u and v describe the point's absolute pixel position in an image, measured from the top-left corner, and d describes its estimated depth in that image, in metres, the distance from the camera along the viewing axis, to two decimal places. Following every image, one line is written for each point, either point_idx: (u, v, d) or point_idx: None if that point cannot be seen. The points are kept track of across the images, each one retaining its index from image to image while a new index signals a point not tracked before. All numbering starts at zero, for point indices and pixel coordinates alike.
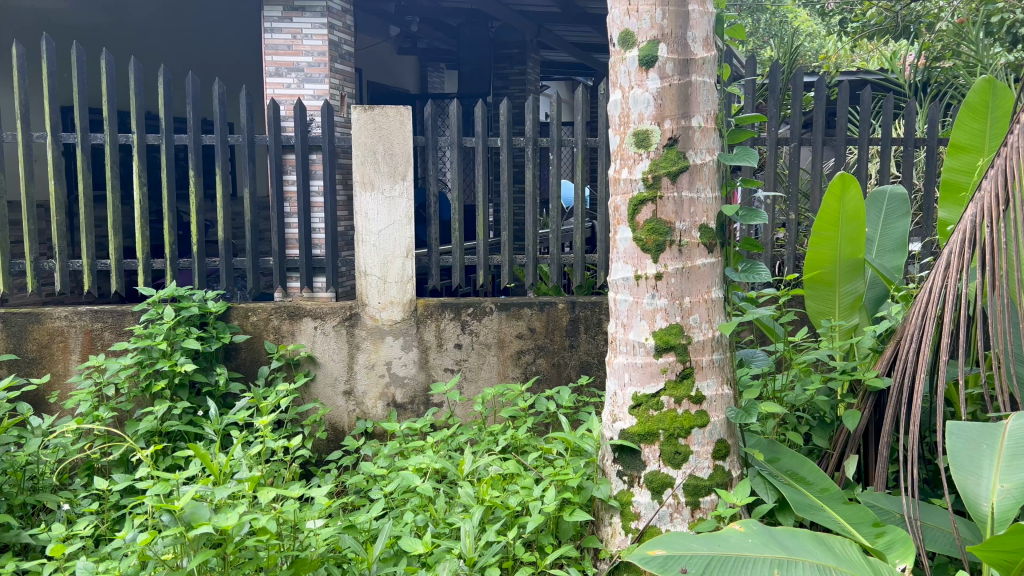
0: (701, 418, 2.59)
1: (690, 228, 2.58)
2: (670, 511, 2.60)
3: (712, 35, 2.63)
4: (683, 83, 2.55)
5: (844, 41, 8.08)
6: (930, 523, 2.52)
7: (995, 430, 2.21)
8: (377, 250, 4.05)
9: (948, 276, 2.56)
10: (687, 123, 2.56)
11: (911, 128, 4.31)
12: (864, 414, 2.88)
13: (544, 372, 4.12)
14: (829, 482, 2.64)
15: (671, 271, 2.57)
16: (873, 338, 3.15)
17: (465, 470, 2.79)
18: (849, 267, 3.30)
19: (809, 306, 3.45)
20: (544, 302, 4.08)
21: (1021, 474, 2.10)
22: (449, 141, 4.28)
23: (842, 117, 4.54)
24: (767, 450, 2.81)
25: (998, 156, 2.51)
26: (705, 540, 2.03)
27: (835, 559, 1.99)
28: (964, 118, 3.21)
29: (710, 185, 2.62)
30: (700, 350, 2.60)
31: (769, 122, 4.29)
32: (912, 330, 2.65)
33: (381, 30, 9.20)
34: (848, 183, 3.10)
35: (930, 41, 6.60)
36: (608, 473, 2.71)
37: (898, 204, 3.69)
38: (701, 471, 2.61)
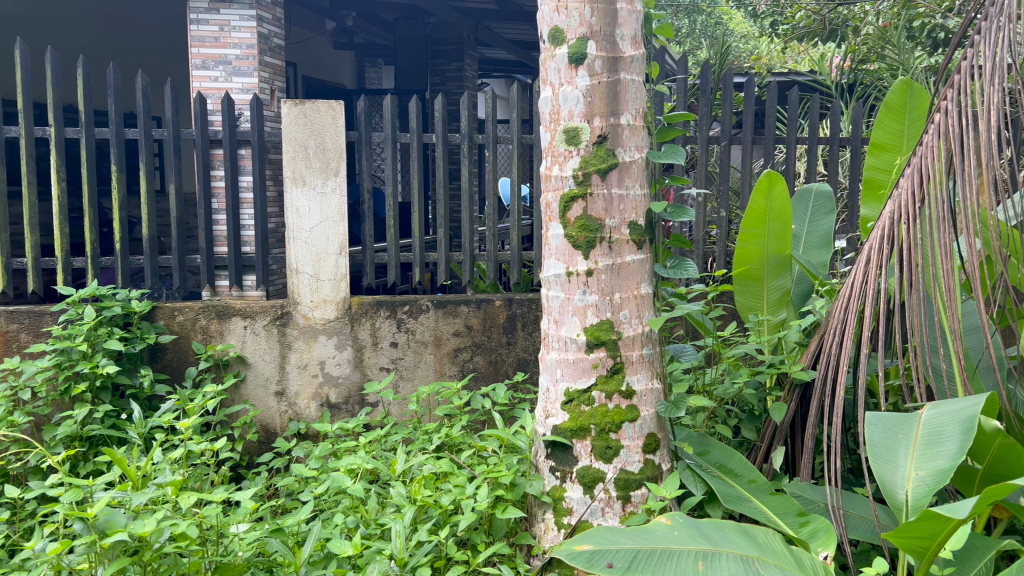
0: (632, 413, 2.62)
1: (620, 226, 2.59)
2: (601, 506, 2.62)
3: (640, 33, 2.65)
4: (612, 80, 2.57)
5: (775, 43, 8.27)
6: (853, 511, 2.59)
7: (910, 420, 2.28)
8: (309, 248, 3.99)
9: (868, 272, 2.63)
10: (617, 121, 2.58)
11: (836, 127, 4.42)
12: (790, 406, 2.95)
13: (481, 369, 4.11)
14: (757, 474, 2.69)
15: (602, 267, 2.58)
16: (799, 332, 3.24)
17: (397, 469, 2.77)
18: (776, 263, 3.37)
19: (738, 302, 3.51)
20: (480, 299, 4.06)
21: (934, 462, 2.16)
22: (384, 138, 4.22)
23: (770, 116, 4.63)
24: (698, 443, 2.87)
25: (913, 157, 2.61)
26: (630, 533, 2.03)
27: (758, 550, 2.02)
28: (884, 118, 3.31)
29: (639, 183, 2.64)
30: (631, 345, 2.62)
31: (700, 121, 4.34)
32: (835, 324, 2.71)
33: (317, 24, 9.05)
34: (775, 180, 3.16)
35: (856, 44, 6.81)
36: (541, 469, 2.70)
37: (824, 202, 3.78)
38: (632, 465, 2.63)
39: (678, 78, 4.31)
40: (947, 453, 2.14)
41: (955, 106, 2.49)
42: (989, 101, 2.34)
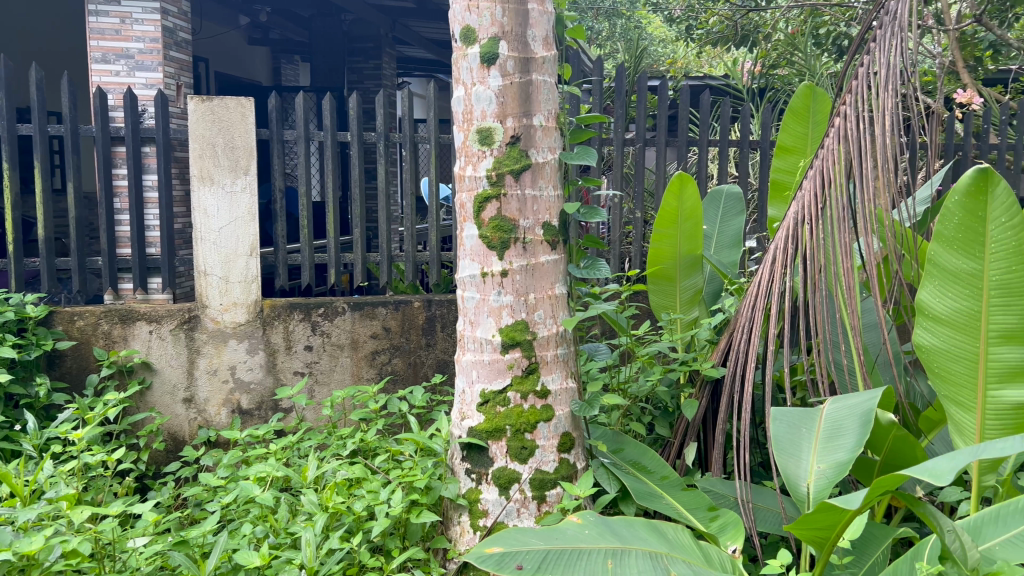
0: (547, 412, 2.62)
1: (534, 226, 2.59)
2: (516, 506, 2.61)
3: (551, 34, 2.66)
4: (524, 81, 2.56)
5: (690, 48, 8.42)
6: (761, 504, 2.66)
7: (813, 414, 2.35)
8: (218, 249, 3.86)
9: (774, 271, 2.72)
10: (529, 121, 2.57)
11: (747, 130, 4.53)
12: (702, 403, 3.01)
13: (400, 372, 4.03)
14: (669, 470, 2.73)
15: (516, 268, 2.57)
16: (710, 330, 3.32)
17: (309, 476, 2.71)
18: (688, 262, 3.44)
19: (652, 301, 3.57)
20: (398, 301, 3.98)
21: (835, 454, 2.22)
22: (296, 136, 4.11)
23: (683, 119, 4.72)
24: (611, 441, 2.90)
25: (815, 160, 2.71)
26: (540, 534, 2.02)
27: (668, 545, 2.05)
28: (789, 122, 3.41)
29: (552, 184, 2.65)
30: (546, 345, 2.62)
31: (616, 123, 4.39)
32: (743, 322, 2.79)
33: (229, 19, 8.79)
34: (686, 181, 3.22)
35: (766, 49, 6.99)
36: (457, 471, 2.68)
37: (734, 204, 3.89)
38: (547, 464, 2.63)
39: (594, 82, 4.35)
40: (845, 445, 2.20)
41: (853, 112, 2.60)
42: (883, 107, 2.45)
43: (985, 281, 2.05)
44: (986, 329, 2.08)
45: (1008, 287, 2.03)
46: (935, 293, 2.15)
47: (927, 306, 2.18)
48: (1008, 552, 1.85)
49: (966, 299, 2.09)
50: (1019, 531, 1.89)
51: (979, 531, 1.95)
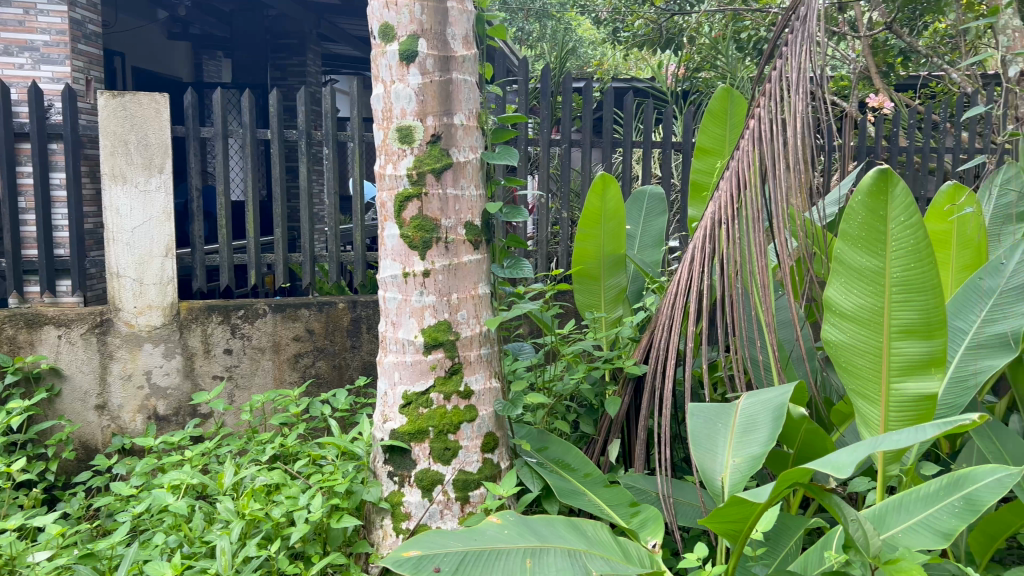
0: (470, 413, 2.60)
1: (456, 226, 2.57)
2: (439, 508, 2.58)
3: (471, 33, 2.64)
4: (444, 80, 2.54)
5: (617, 50, 8.52)
6: (681, 499, 2.70)
7: (729, 409, 2.41)
8: (131, 250, 3.73)
9: (692, 269, 2.77)
10: (450, 120, 2.55)
11: (669, 132, 4.61)
12: (625, 400, 3.04)
13: (324, 375, 3.96)
14: (592, 467, 2.72)
15: (439, 268, 2.55)
16: (632, 328, 3.36)
17: (225, 483, 2.64)
18: (612, 261, 3.49)
19: (577, 300, 3.58)
20: (322, 302, 3.91)
21: (749, 448, 2.28)
22: (214, 134, 3.99)
23: (608, 120, 4.77)
24: (536, 440, 2.87)
25: (731, 161, 2.77)
26: (460, 535, 2.01)
27: (587, 543, 2.06)
28: (708, 124, 3.49)
29: (474, 183, 2.63)
30: (468, 346, 2.60)
31: (542, 124, 4.39)
32: (663, 319, 2.83)
33: (147, 12, 8.50)
34: (609, 181, 3.28)
35: (690, 53, 7.13)
36: (378, 474, 2.64)
37: (656, 203, 3.97)
38: (470, 465, 2.61)
39: (519, 83, 4.34)
40: (759, 439, 2.26)
41: (766, 114, 2.67)
42: (794, 110, 2.53)
43: (887, 278, 2.13)
44: (888, 324, 2.16)
45: (909, 284, 2.11)
46: (841, 290, 2.22)
47: (834, 303, 2.25)
48: (910, 539, 1.93)
49: (869, 296, 2.17)
50: (921, 517, 1.97)
51: (884, 519, 2.02)
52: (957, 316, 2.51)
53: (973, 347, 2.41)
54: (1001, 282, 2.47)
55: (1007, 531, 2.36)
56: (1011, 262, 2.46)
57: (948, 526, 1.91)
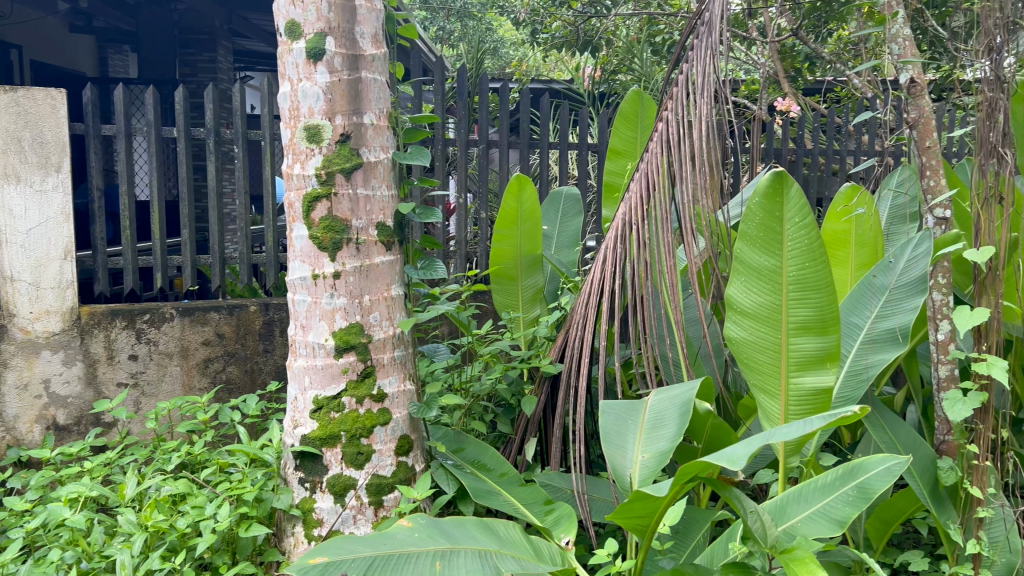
0: (383, 415, 2.57)
1: (367, 226, 2.52)
2: (352, 513, 2.54)
3: (380, 32, 2.61)
4: (352, 78, 2.50)
5: (536, 52, 8.57)
6: (596, 495, 2.72)
7: (639, 406, 2.46)
8: (26, 253, 3.55)
9: (605, 269, 2.82)
10: (359, 119, 2.51)
11: (585, 133, 4.66)
12: (540, 399, 3.06)
13: (235, 380, 3.86)
14: (508, 467, 2.70)
15: (349, 270, 2.50)
16: (548, 328, 3.38)
17: (127, 494, 2.54)
18: (528, 262, 3.51)
19: (496, 301, 3.57)
20: (233, 306, 3.81)
21: (658, 443, 2.32)
22: (115, 131, 3.83)
23: (525, 121, 4.79)
24: (452, 442, 2.85)
25: (641, 163, 2.83)
26: (369, 540, 1.98)
27: (498, 543, 2.07)
28: (620, 126, 3.55)
29: (386, 183, 2.60)
30: (381, 348, 2.57)
31: (459, 124, 4.37)
32: (578, 318, 2.87)
33: (46, 3, 8.10)
34: (524, 182, 3.30)
35: (607, 55, 7.22)
36: (290, 481, 2.58)
37: (572, 204, 4.03)
38: (384, 469, 2.58)
39: (435, 83, 4.31)
40: (667, 435, 2.31)
41: (674, 117, 2.73)
42: (700, 114, 2.60)
43: (783, 276, 2.21)
44: (786, 321, 2.24)
45: (804, 281, 2.19)
46: (741, 288, 2.28)
47: (735, 301, 2.32)
48: (808, 528, 2.00)
49: (767, 293, 2.24)
50: (819, 507, 2.04)
51: (784, 510, 2.09)
52: (852, 312, 2.63)
53: (867, 342, 2.53)
54: (891, 280, 2.61)
55: (901, 516, 2.48)
56: (901, 261, 2.60)
57: (842, 514, 1.98)
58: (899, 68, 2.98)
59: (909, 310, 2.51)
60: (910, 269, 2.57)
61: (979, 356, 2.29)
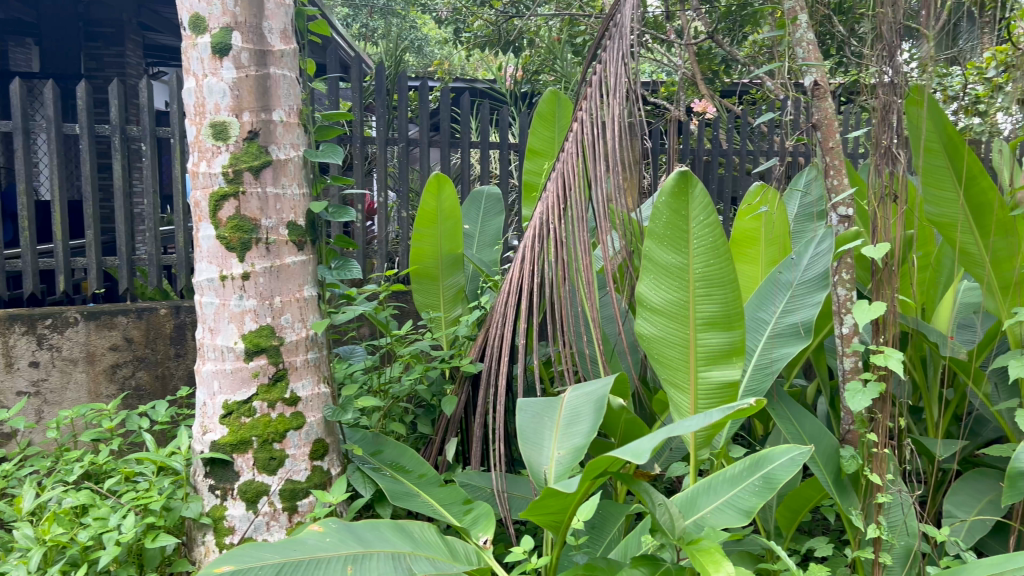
0: (297, 420, 2.52)
1: (278, 226, 2.47)
2: (265, 520, 2.47)
3: (290, 28, 2.56)
4: (261, 75, 2.44)
5: (459, 50, 8.57)
6: (515, 493, 2.73)
7: (556, 403, 2.47)
8: None
9: (524, 268, 2.83)
10: (268, 116, 2.45)
11: (505, 133, 4.68)
12: (460, 400, 3.05)
13: (146, 386, 3.73)
14: (427, 468, 2.67)
15: (259, 271, 2.44)
16: (468, 327, 3.38)
17: (23, 508, 2.42)
18: (449, 261, 3.49)
19: (416, 301, 3.53)
20: (142, 309, 3.69)
21: (574, 439, 2.34)
22: (11, 127, 3.64)
23: (446, 120, 4.78)
24: (370, 444, 2.80)
25: (557, 163, 2.85)
26: (277, 547, 1.93)
27: (413, 545, 2.05)
28: (538, 126, 3.58)
29: (297, 182, 2.55)
30: (294, 351, 2.52)
31: (378, 122, 4.32)
32: (497, 318, 2.87)
33: None
34: (444, 181, 3.26)
35: (529, 55, 7.27)
36: (199, 489, 2.51)
37: (493, 204, 4.04)
38: (298, 474, 2.53)
39: (353, 81, 4.24)
40: (582, 431, 2.32)
41: (588, 117, 2.77)
42: (612, 114, 2.64)
43: (690, 273, 2.26)
44: (693, 317, 2.29)
45: (710, 278, 2.25)
46: (651, 286, 2.33)
47: (645, 299, 2.36)
48: (716, 519, 2.05)
49: (676, 290, 2.29)
50: (727, 498, 2.08)
51: (694, 503, 2.13)
52: (758, 308, 2.72)
53: (773, 336, 2.61)
54: (796, 276, 2.69)
55: (808, 504, 2.56)
56: (805, 257, 2.70)
57: (749, 503, 2.03)
58: (803, 71, 3.08)
59: (812, 305, 2.59)
60: (813, 266, 2.66)
61: (877, 348, 2.38)
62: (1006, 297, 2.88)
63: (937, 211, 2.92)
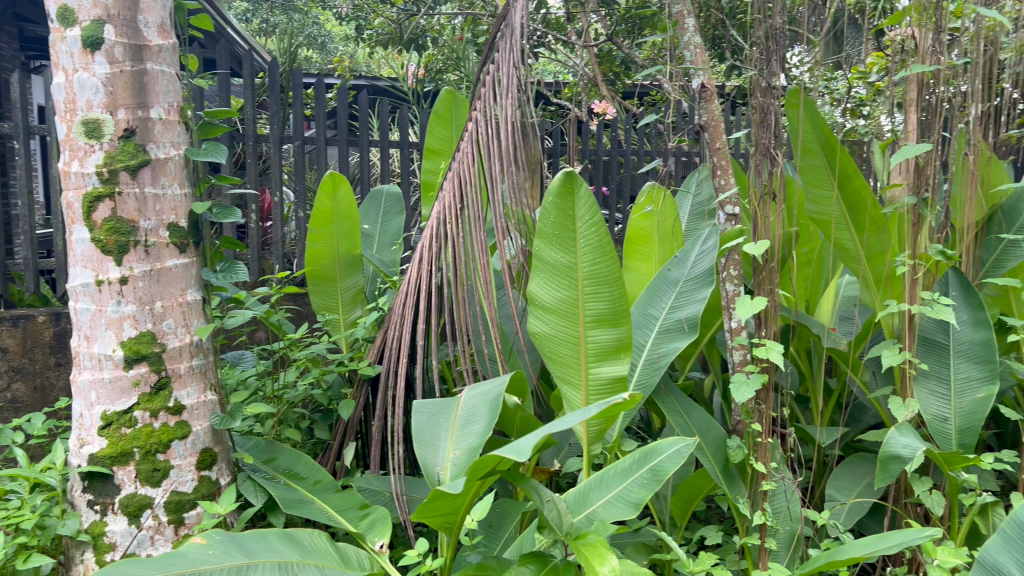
0: (181, 429, 2.43)
1: (157, 228, 2.37)
2: (149, 535, 2.36)
3: (168, 22, 2.45)
4: (137, 70, 2.33)
5: (360, 48, 8.45)
6: (414, 495, 2.71)
7: (452, 404, 2.47)
8: None
9: (421, 269, 2.80)
10: (145, 114, 2.35)
11: (405, 132, 4.64)
12: (358, 403, 2.99)
13: (22, 398, 3.52)
14: (322, 474, 2.62)
15: (138, 274, 2.34)
16: (365, 329, 3.33)
17: None
18: (347, 262, 3.43)
19: (313, 303, 3.44)
20: (17, 316, 3.48)
21: (469, 440, 2.33)
22: None
23: (344, 118, 4.71)
24: (262, 451, 2.69)
25: (453, 162, 2.83)
26: (155, 562, 1.85)
27: (302, 554, 2.02)
28: (435, 125, 3.56)
29: (178, 182, 2.45)
30: (177, 357, 2.43)
31: (273, 120, 4.20)
32: (395, 319, 2.84)
33: None
34: (339, 180, 3.22)
35: (433, 54, 7.24)
36: (77, 505, 2.38)
37: (393, 203, 4.00)
38: (184, 485, 2.44)
39: (244, 77, 4.11)
40: (476, 430, 2.32)
41: (482, 117, 2.76)
42: (505, 114, 2.65)
43: (578, 272, 2.31)
44: (582, 315, 2.33)
45: (597, 276, 2.30)
46: (542, 285, 2.35)
47: (536, 298, 2.38)
48: (606, 512, 2.07)
49: (565, 289, 2.33)
50: (618, 491, 2.12)
51: (585, 498, 2.16)
52: (648, 305, 2.78)
53: (662, 332, 2.67)
54: (685, 273, 2.76)
55: (699, 494, 2.63)
56: (692, 255, 2.76)
57: (637, 496, 2.07)
58: (691, 74, 3.17)
59: (698, 301, 2.67)
60: (700, 263, 2.73)
61: (759, 341, 2.47)
62: (879, 289, 3.04)
63: (817, 209, 3.05)
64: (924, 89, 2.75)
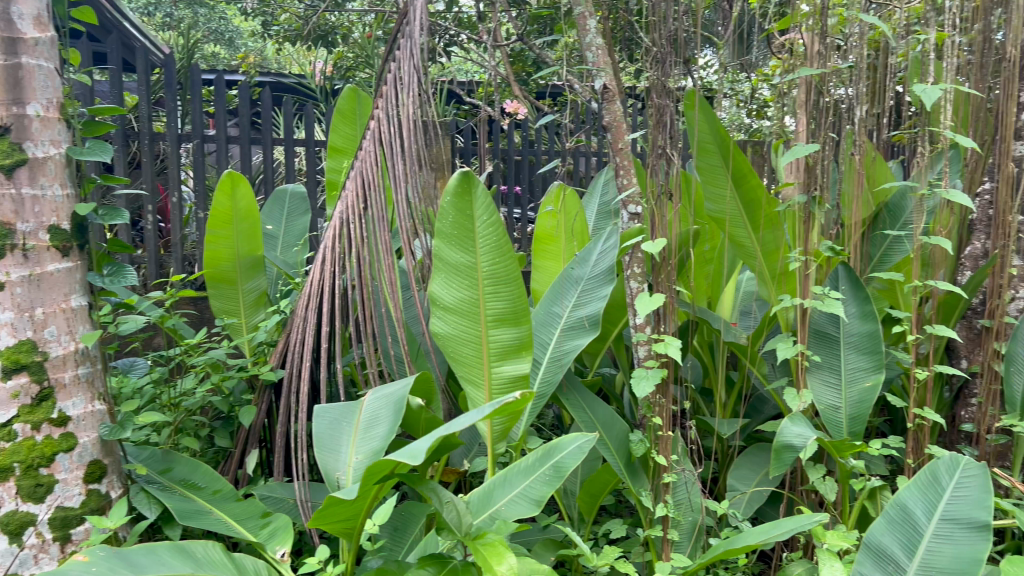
0: (67, 441, 2.32)
1: (36, 230, 2.26)
2: (32, 553, 2.22)
3: (46, 14, 2.33)
4: (10, 65, 2.21)
5: (267, 45, 8.24)
6: (317, 501, 2.67)
7: (355, 407, 2.43)
8: None
9: (324, 270, 2.74)
10: (21, 110, 2.24)
11: (311, 130, 4.55)
12: (260, 410, 2.91)
13: None
14: (221, 484, 2.55)
15: (15, 280, 2.22)
16: (267, 333, 3.24)
17: None
18: (249, 264, 3.33)
19: (213, 307, 3.33)
20: None
21: (371, 444, 2.30)
22: None
23: (248, 116, 4.58)
24: (158, 461, 2.60)
25: (356, 161, 2.77)
26: None
27: (195, 567, 1.97)
28: (338, 123, 3.51)
29: (59, 182, 2.34)
30: (60, 367, 2.32)
31: (170, 116, 4.04)
32: (297, 323, 2.76)
33: None
34: (237, 180, 3.13)
35: (342, 52, 7.12)
36: None
37: (298, 203, 3.92)
38: (71, 500, 2.32)
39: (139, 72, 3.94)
40: (379, 434, 2.29)
41: (385, 115, 2.72)
42: (407, 113, 2.62)
43: (478, 272, 2.31)
44: (484, 314, 2.34)
45: (496, 276, 2.31)
46: (442, 285, 2.34)
47: (437, 298, 2.37)
48: (508, 511, 2.08)
49: (466, 289, 2.33)
50: (520, 488, 2.13)
51: (489, 497, 2.15)
52: (553, 303, 2.80)
53: (566, 330, 2.70)
54: (587, 271, 2.80)
55: (604, 488, 2.67)
56: (594, 253, 2.79)
57: (538, 493, 2.08)
58: (593, 74, 3.21)
59: (600, 299, 2.70)
60: (602, 261, 2.77)
61: (658, 337, 2.51)
62: (775, 285, 3.14)
63: (715, 208, 3.13)
64: (814, 91, 2.85)
